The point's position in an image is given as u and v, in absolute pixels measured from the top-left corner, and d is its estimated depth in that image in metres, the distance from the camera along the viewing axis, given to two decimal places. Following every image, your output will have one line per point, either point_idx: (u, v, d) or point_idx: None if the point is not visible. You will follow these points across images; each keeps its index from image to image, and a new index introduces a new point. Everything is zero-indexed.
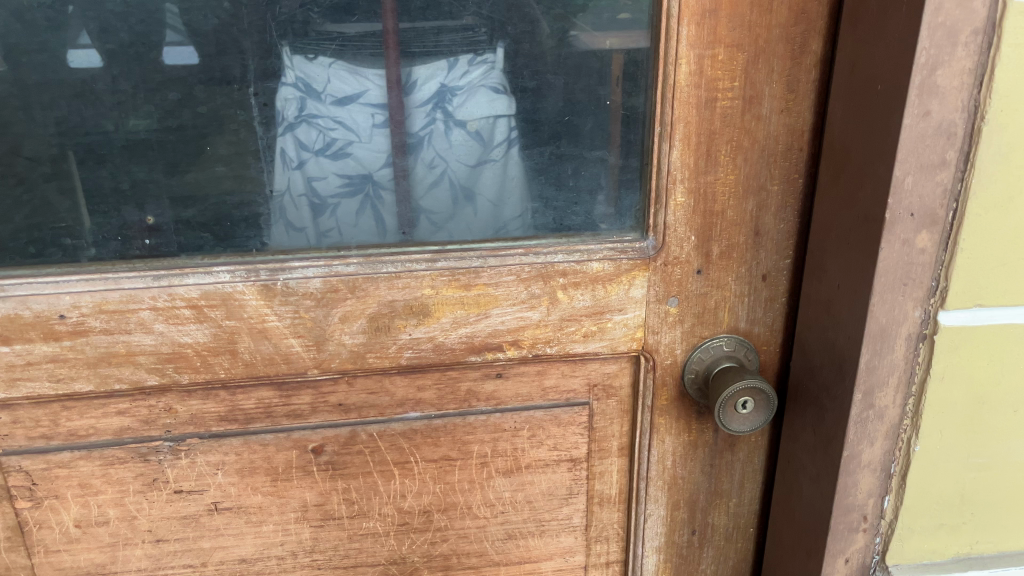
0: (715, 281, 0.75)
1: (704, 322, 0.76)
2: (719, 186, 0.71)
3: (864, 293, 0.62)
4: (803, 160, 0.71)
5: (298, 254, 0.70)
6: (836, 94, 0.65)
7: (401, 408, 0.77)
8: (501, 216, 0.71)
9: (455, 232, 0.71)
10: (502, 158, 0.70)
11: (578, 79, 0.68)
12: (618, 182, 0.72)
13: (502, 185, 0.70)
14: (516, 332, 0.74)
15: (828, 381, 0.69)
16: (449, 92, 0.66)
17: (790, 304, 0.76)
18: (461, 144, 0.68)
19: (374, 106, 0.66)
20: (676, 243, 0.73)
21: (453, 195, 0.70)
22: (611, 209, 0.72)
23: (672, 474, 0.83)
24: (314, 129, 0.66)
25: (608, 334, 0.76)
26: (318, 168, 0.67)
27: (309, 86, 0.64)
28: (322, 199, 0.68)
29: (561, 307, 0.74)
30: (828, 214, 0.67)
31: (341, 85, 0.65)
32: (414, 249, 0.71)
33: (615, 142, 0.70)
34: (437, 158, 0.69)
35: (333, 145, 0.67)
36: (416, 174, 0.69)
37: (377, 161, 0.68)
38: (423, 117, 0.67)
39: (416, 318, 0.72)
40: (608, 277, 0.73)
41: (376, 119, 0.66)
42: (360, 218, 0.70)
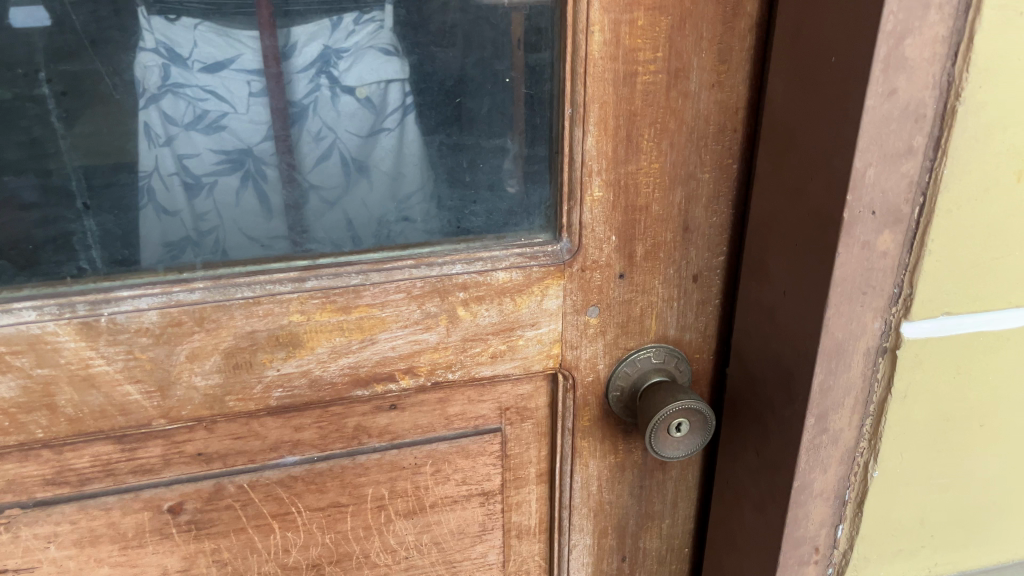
0: (640, 286, 0.64)
1: (630, 332, 0.66)
2: (642, 176, 0.60)
3: (818, 304, 0.52)
4: (738, 141, 0.60)
5: (174, 253, 0.56)
6: (777, 61, 0.54)
7: (275, 453, 0.64)
8: (399, 198, 0.58)
9: (349, 212, 0.58)
10: (397, 127, 0.56)
11: (469, 52, 0.55)
12: (523, 174, 0.60)
13: (397, 162, 0.57)
14: (410, 358, 0.62)
15: (774, 401, 0.59)
16: (334, 55, 0.52)
17: (724, 306, 0.67)
18: (348, 112, 0.55)
19: (248, 71, 0.52)
20: (594, 245, 0.61)
21: (342, 171, 0.56)
22: (516, 206, 0.61)
23: (598, 500, 0.73)
24: (184, 99, 0.52)
25: (520, 353, 0.64)
26: (189, 144, 0.53)
27: (173, 51, 0.50)
28: (196, 177, 0.54)
29: (462, 326, 0.62)
30: (772, 205, 0.57)
31: (211, 50, 0.50)
32: (278, 266, 0.57)
33: (517, 127, 0.58)
34: (324, 128, 0.55)
35: (205, 118, 0.52)
36: (303, 150, 0.55)
37: (256, 133, 0.54)
38: (306, 82, 0.53)
39: (284, 351, 0.59)
40: (517, 288, 0.62)
41: (252, 87, 0.52)
42: (242, 196, 0.56)
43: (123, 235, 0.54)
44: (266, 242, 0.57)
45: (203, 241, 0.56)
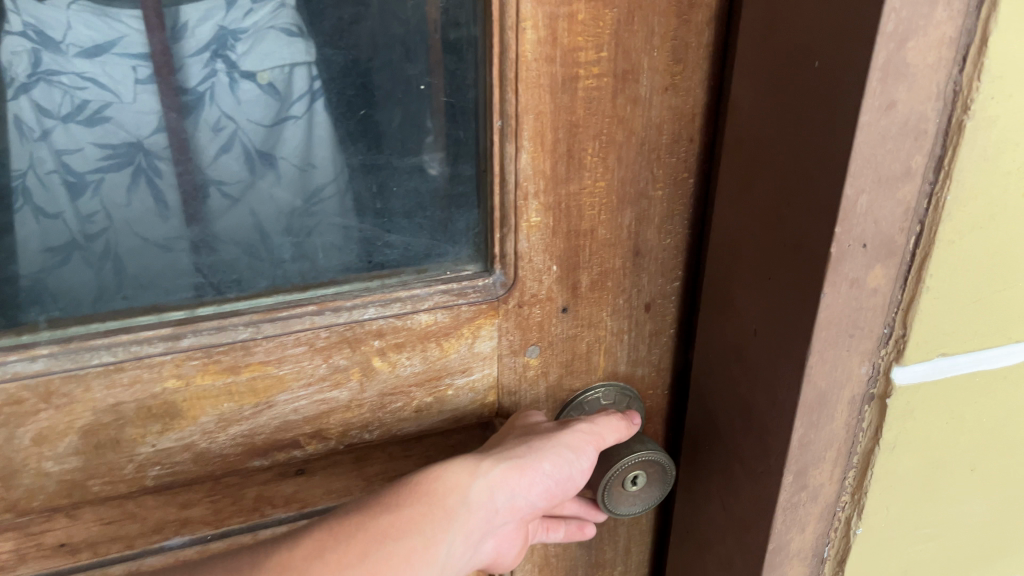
0: (585, 319, 0.55)
1: (575, 371, 0.57)
2: (585, 196, 0.51)
3: (796, 350, 0.44)
4: (694, 152, 0.52)
5: (58, 262, 0.44)
6: (742, 58, 0.45)
7: (157, 537, 0.51)
8: (313, 197, 0.48)
9: (256, 208, 0.47)
10: (305, 114, 0.45)
11: (374, 54, 0.45)
12: (446, 198, 0.50)
13: (309, 155, 0.46)
14: (317, 421, 0.52)
15: (743, 451, 0.51)
16: (233, 35, 0.42)
17: (680, 336, 0.59)
18: (251, 100, 0.44)
19: (134, 55, 0.40)
20: (533, 277, 0.52)
21: (246, 165, 0.45)
22: (439, 233, 0.51)
23: (543, 555, 0.65)
24: (60, 88, 0.40)
25: (450, 404, 0.55)
26: (67, 139, 0.41)
27: (42, 33, 0.38)
28: (79, 175, 0.42)
29: (379, 379, 0.52)
30: (739, 226, 0.48)
31: (88, 31, 0.39)
32: (146, 319, 0.46)
33: (436, 141, 0.48)
34: (223, 118, 0.43)
35: (86, 108, 0.41)
36: (204, 144, 0.44)
37: (145, 125, 0.42)
38: (200, 68, 0.42)
39: (159, 423, 0.48)
40: (443, 331, 0.52)
41: (139, 74, 0.41)
42: (133, 195, 0.44)
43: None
44: (162, 255, 0.46)
45: (91, 249, 0.44)
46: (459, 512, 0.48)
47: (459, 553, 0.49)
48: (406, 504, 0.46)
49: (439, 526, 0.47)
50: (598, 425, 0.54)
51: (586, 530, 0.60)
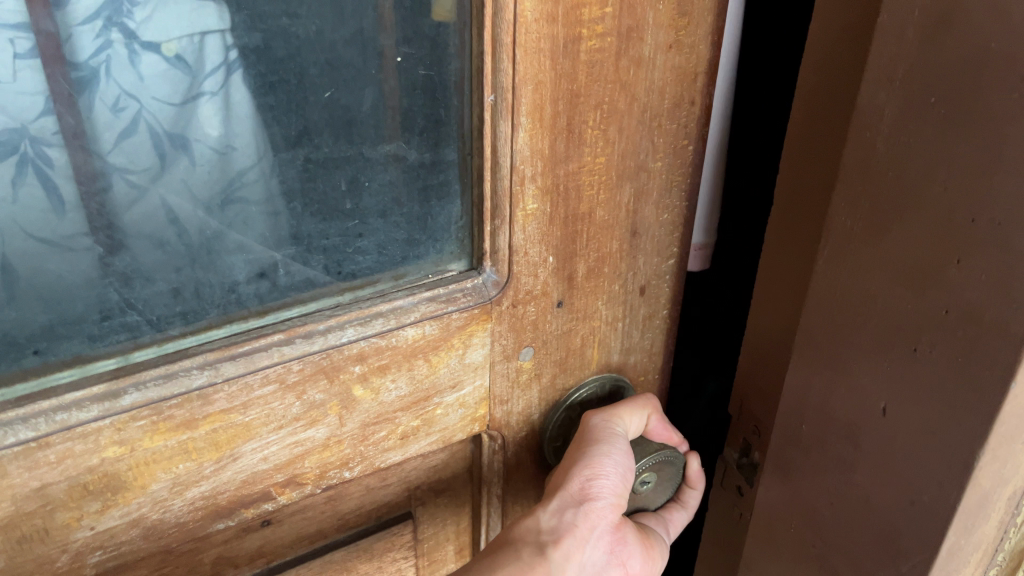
0: (581, 311, 0.49)
1: (568, 368, 0.51)
2: (585, 175, 0.44)
3: (957, 449, 0.37)
4: (695, 116, 0.46)
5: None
6: (882, 87, 0.39)
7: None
8: (238, 191, 0.37)
9: (171, 206, 0.36)
10: (222, 90, 0.35)
11: (341, 23, 0.36)
12: (423, 189, 0.42)
13: (230, 139, 0.36)
14: (290, 468, 0.43)
15: (859, 549, 0.44)
16: None
17: (671, 317, 0.54)
18: (156, 76, 0.33)
19: (10, 25, 0.30)
20: (528, 271, 0.46)
21: (154, 154, 0.35)
22: (418, 232, 0.43)
23: None
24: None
25: (438, 425, 0.48)
26: None
27: None
28: None
29: (361, 409, 0.44)
30: (858, 283, 0.41)
31: None
32: (67, 376, 0.36)
33: (415, 125, 0.40)
34: (124, 96, 0.33)
35: None
36: (100, 126, 0.33)
37: (29, 107, 0.31)
38: (92, 38, 0.31)
39: (99, 501, 0.38)
40: (432, 345, 0.45)
41: (16, 45, 0.30)
42: (19, 188, 0.32)
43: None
44: (82, 274, 0.35)
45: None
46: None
47: None
48: None
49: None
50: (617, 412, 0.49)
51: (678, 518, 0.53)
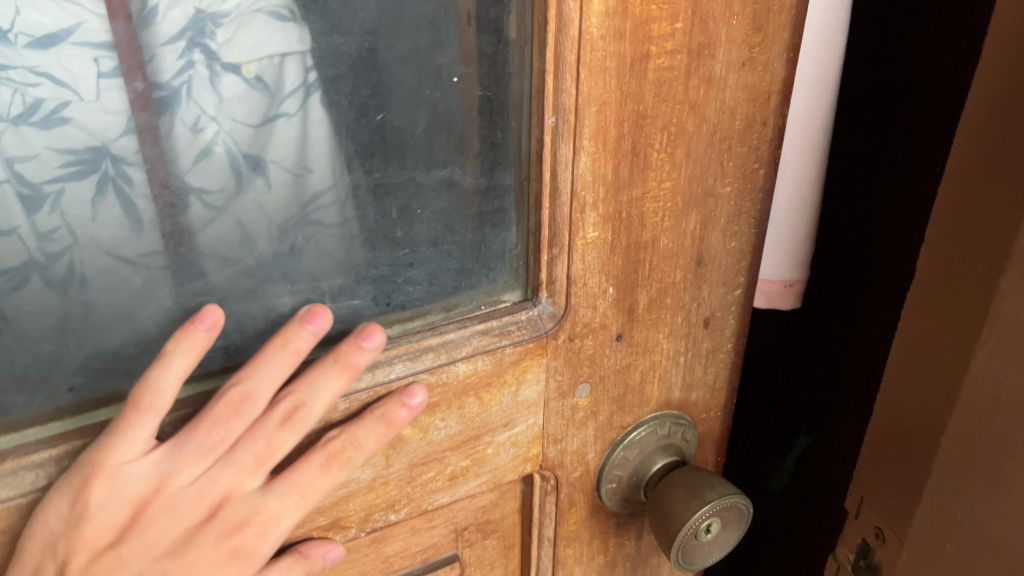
0: (641, 345, 0.46)
1: (627, 405, 0.48)
2: (649, 201, 0.41)
3: None
4: (767, 138, 0.43)
5: (9, 288, 0.31)
6: None
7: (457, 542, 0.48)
8: (312, 214, 0.36)
9: (244, 226, 0.35)
10: (301, 111, 0.34)
11: (396, 40, 0.34)
12: (476, 216, 0.40)
13: (306, 162, 0.35)
14: (333, 510, 0.41)
15: None
16: (211, 16, 0.31)
17: (736, 351, 0.51)
18: (236, 97, 0.33)
19: (96, 44, 0.30)
20: (586, 303, 0.43)
21: (230, 174, 0.34)
22: (470, 260, 0.41)
23: None
24: (8, 84, 0.29)
25: (489, 465, 0.45)
26: (14, 144, 0.30)
27: None
28: (37, 189, 0.30)
29: (409, 449, 0.41)
30: (1011, 392, 0.35)
31: (39, 13, 0.29)
32: (108, 412, 0.34)
33: (470, 150, 0.38)
34: (204, 117, 0.32)
35: (40, 108, 0.30)
36: (176, 147, 0.32)
37: (110, 126, 0.31)
38: (174, 59, 0.31)
39: None
40: (484, 382, 0.42)
41: (100, 65, 0.30)
42: (99, 207, 0.32)
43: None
44: (136, 292, 0.34)
45: (52, 271, 0.32)
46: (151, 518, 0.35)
47: None
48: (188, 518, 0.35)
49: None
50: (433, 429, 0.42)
51: None
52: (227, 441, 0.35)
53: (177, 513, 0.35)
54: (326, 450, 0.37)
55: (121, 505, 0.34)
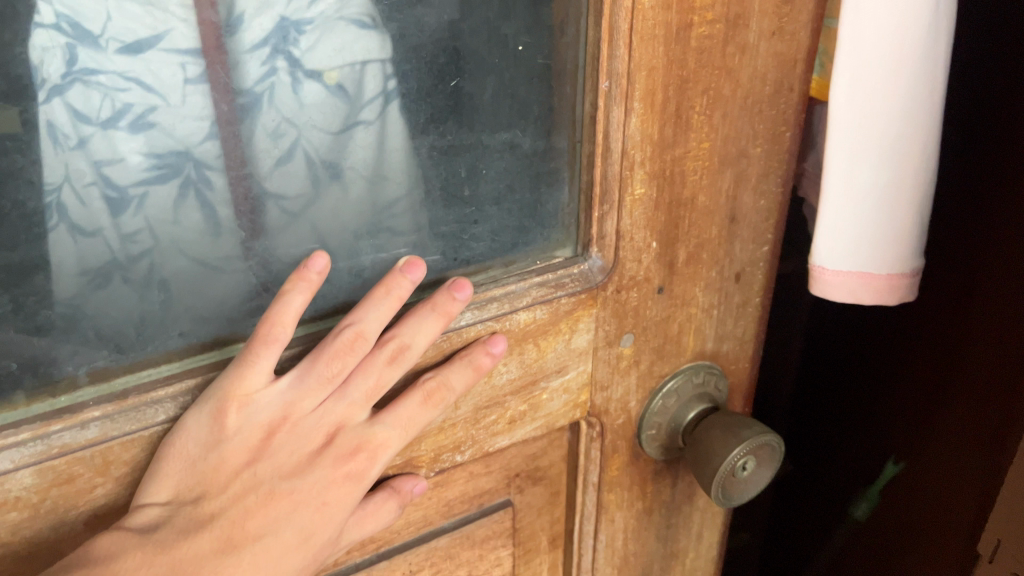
0: (679, 298, 0.50)
1: (666, 356, 0.52)
2: (689, 161, 0.45)
3: None
4: (793, 102, 0.47)
5: (93, 286, 0.35)
6: None
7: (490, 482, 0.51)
8: (388, 219, 0.41)
9: (319, 225, 0.40)
10: (378, 118, 0.38)
11: (469, 13, 0.38)
12: (533, 178, 0.44)
13: (382, 169, 0.40)
14: (408, 450, 0.45)
15: None
16: (293, 24, 0.35)
17: (763, 304, 0.55)
18: (314, 102, 0.37)
19: (181, 51, 0.33)
20: (632, 256, 0.47)
21: (308, 177, 0.38)
22: (528, 219, 0.44)
23: (624, 554, 0.60)
24: (98, 90, 0.32)
25: (543, 410, 0.49)
26: (106, 147, 0.33)
27: (79, 23, 0.31)
28: (121, 191, 0.34)
29: (475, 392, 0.45)
30: None
31: (129, 23, 0.32)
32: (212, 357, 0.39)
33: (531, 114, 0.42)
34: (284, 123, 0.36)
35: (128, 114, 0.33)
36: (257, 152, 0.36)
37: (195, 131, 0.35)
38: (259, 65, 0.35)
39: None
40: (541, 329, 0.46)
41: (187, 70, 0.33)
42: (180, 209, 0.36)
43: (25, 257, 0.33)
44: (221, 272, 0.38)
45: (133, 271, 0.36)
46: (275, 442, 0.39)
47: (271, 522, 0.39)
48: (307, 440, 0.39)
49: (304, 512, 0.39)
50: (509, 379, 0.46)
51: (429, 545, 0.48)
52: (345, 374, 0.39)
53: (300, 439, 0.39)
54: (425, 391, 0.42)
55: (252, 431, 0.38)
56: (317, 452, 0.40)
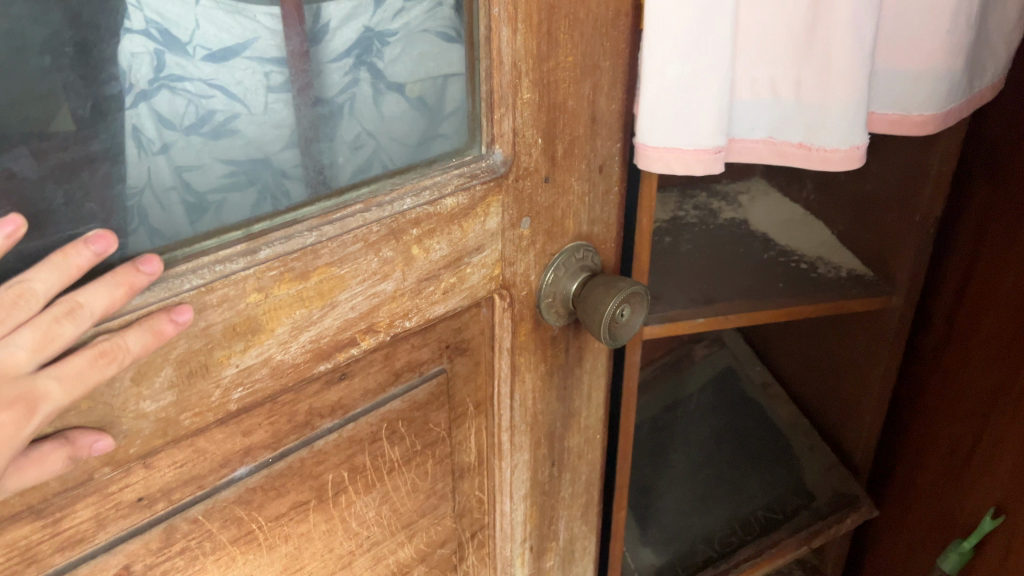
0: (560, 187, 0.64)
1: (554, 236, 0.66)
2: (559, 71, 0.59)
3: None
4: (628, 24, 0.62)
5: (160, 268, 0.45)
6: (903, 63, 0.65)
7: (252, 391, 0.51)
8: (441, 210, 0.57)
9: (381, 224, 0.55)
10: (450, 132, 0.58)
11: None
12: (446, 104, 0.58)
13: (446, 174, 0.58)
14: (370, 316, 0.55)
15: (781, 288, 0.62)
16: (369, 40, 0.52)
17: (620, 192, 0.70)
18: (383, 115, 0.55)
19: (268, 64, 0.47)
20: (525, 150, 0.60)
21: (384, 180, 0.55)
22: (435, 129, 0.58)
23: (533, 412, 0.73)
24: (183, 96, 0.45)
25: (467, 283, 0.61)
26: (188, 151, 0.46)
27: (169, 34, 0.43)
28: (199, 195, 0.47)
29: (417, 266, 0.56)
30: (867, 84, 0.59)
31: (213, 33, 0.44)
32: (215, 242, 0.47)
33: (447, 56, 0.56)
34: (358, 132, 0.54)
35: (209, 120, 0.46)
36: (336, 154, 0.53)
37: (276, 140, 0.50)
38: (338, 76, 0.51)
39: (243, 341, 0.49)
40: (462, 212, 0.58)
41: (270, 80, 0.48)
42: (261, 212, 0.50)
43: (78, 155, 0.41)
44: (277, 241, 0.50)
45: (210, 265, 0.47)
46: None
47: None
48: None
49: None
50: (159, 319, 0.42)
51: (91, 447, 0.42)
52: (9, 322, 0.37)
53: None
54: (104, 349, 0.40)
55: None
56: (8, 378, 0.37)
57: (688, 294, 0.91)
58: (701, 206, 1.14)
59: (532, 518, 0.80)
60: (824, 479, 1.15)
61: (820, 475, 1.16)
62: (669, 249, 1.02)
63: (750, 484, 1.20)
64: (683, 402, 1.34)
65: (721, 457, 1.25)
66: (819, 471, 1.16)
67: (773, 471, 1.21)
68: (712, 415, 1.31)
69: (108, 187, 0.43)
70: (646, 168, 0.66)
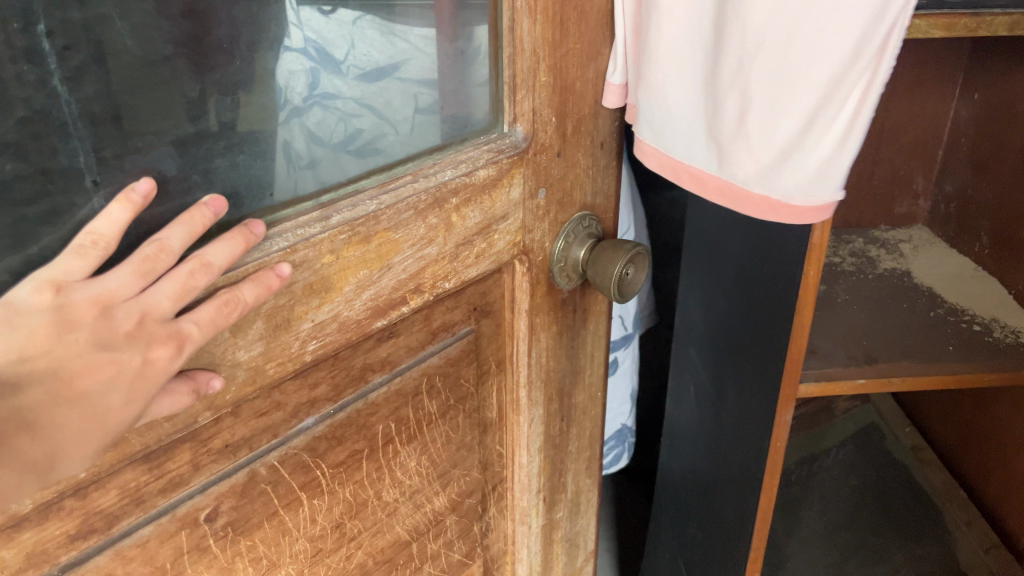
0: (569, 161, 0.72)
1: (564, 206, 0.74)
2: (568, 57, 0.66)
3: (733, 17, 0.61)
4: None
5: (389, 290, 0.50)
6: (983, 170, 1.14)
7: (342, 341, 0.59)
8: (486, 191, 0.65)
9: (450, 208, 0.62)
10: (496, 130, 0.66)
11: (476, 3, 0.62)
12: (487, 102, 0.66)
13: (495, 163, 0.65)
14: (418, 276, 0.62)
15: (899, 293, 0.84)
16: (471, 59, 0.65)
17: (618, 166, 0.78)
18: (468, 121, 0.66)
19: (409, 84, 0.62)
20: (542, 127, 0.67)
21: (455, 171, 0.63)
22: (466, 121, 0.66)
23: (547, 369, 0.81)
24: (330, 114, 0.56)
25: (494, 248, 0.68)
26: (333, 164, 0.57)
27: (322, 53, 0.54)
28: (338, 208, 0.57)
29: (455, 232, 0.64)
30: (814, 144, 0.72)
31: (355, 52, 0.57)
32: (294, 211, 0.53)
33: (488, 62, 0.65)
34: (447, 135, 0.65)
35: (345, 133, 0.58)
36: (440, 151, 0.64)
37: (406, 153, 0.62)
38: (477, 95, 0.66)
39: (317, 298, 0.55)
40: (492, 183, 0.65)
41: (407, 100, 0.62)
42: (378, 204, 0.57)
43: (187, 132, 0.47)
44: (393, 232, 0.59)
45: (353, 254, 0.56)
46: (114, 311, 0.41)
47: (110, 382, 0.41)
48: (86, 329, 0.40)
49: (118, 384, 0.41)
50: (261, 274, 0.49)
51: (209, 383, 0.49)
52: (153, 274, 0.43)
53: (110, 326, 0.41)
54: (227, 300, 0.46)
55: (88, 306, 0.41)
56: (157, 322, 0.43)
57: (847, 350, 0.93)
58: (859, 253, 1.18)
59: (545, 470, 0.87)
60: (980, 561, 1.17)
61: (978, 557, 1.17)
62: (827, 299, 1.05)
63: (894, 551, 1.24)
64: (821, 457, 1.42)
65: (862, 522, 1.30)
66: (975, 549, 1.18)
67: (923, 546, 1.24)
68: (853, 470, 1.39)
69: (208, 161, 0.49)
70: (607, 103, 0.71)
